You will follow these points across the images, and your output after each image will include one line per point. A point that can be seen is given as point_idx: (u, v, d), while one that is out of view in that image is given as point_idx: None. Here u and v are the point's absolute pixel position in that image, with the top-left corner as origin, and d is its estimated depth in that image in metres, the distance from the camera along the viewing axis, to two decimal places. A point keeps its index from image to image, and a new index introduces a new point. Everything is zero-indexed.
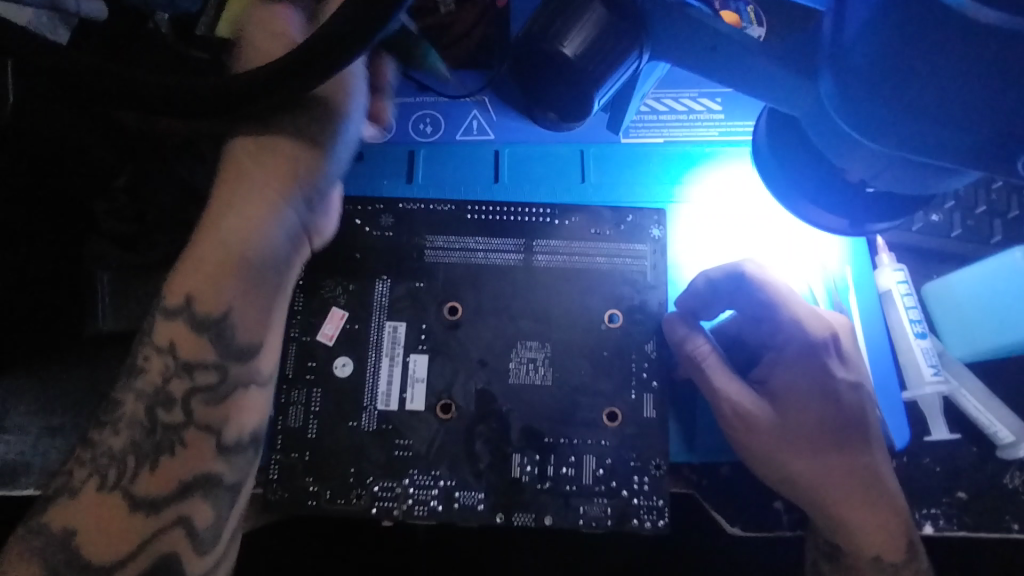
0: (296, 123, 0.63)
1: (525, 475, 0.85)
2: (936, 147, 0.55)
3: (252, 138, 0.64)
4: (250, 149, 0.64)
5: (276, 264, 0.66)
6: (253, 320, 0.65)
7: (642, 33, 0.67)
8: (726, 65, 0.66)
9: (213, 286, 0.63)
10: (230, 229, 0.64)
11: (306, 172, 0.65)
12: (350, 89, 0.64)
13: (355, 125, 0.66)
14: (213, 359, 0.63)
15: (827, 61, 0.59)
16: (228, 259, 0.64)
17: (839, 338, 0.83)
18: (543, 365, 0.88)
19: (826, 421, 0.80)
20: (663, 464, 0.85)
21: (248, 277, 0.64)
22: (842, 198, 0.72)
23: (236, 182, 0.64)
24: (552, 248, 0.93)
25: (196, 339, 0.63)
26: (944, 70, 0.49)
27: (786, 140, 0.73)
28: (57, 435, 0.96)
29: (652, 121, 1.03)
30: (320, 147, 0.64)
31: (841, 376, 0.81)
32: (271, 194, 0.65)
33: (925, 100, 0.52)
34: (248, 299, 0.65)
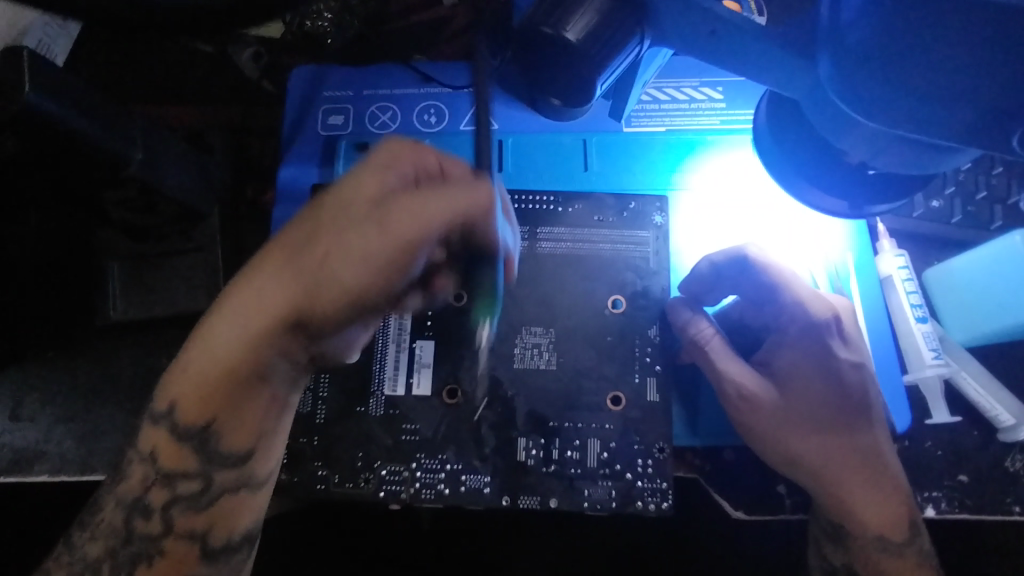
0: (297, 269, 0.65)
1: (531, 458, 0.86)
2: (934, 123, 0.56)
3: (267, 263, 0.67)
4: (263, 271, 0.67)
5: (263, 383, 0.70)
6: (238, 433, 0.70)
7: (643, 19, 0.68)
8: (725, 49, 0.67)
9: (198, 403, 0.69)
10: (220, 347, 0.68)
11: (300, 313, 0.66)
12: (359, 254, 0.63)
13: (354, 292, 0.64)
14: (194, 469, 0.70)
15: (823, 41, 0.59)
16: (214, 375, 0.69)
17: (841, 320, 0.83)
18: (547, 350, 0.89)
19: (828, 402, 0.81)
20: (666, 447, 0.86)
21: (231, 395, 0.69)
22: (842, 180, 0.72)
23: (251, 294, 0.68)
24: (556, 235, 0.94)
25: (177, 449, 0.70)
26: (943, 44, 0.50)
27: (785, 125, 0.74)
28: (70, 423, 0.98)
29: (653, 111, 1.03)
30: (313, 299, 0.65)
31: (843, 358, 0.82)
32: (263, 322, 0.67)
33: (924, 77, 0.53)
34: (232, 413, 0.70)
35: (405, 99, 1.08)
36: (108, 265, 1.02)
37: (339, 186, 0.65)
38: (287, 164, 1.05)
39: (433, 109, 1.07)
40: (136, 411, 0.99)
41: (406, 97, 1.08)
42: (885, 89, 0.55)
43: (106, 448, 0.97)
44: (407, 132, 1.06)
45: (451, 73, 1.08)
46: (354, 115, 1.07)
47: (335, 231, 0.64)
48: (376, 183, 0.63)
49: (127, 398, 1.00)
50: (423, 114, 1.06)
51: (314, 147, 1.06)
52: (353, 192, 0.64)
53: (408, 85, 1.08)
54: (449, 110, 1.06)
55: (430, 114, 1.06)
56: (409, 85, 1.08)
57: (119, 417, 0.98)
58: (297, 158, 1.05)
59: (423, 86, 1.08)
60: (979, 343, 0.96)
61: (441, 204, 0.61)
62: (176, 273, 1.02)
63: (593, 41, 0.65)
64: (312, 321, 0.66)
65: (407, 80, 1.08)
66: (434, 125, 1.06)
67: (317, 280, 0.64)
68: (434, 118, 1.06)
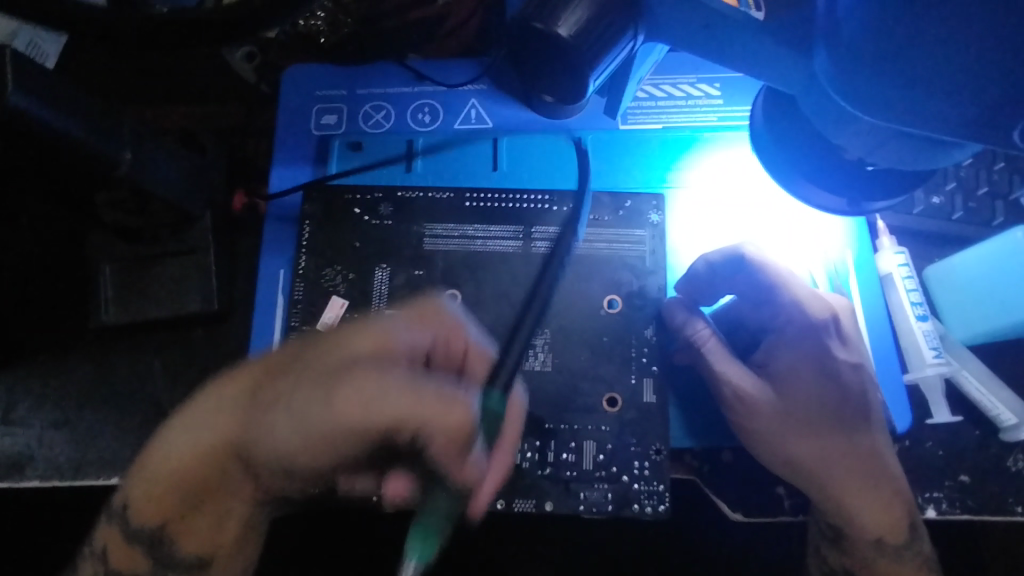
0: (259, 407, 0.70)
1: (526, 461, 0.85)
2: (934, 117, 0.55)
3: (243, 386, 0.73)
4: (237, 392, 0.74)
5: (207, 498, 0.75)
6: (188, 545, 0.76)
7: (637, 14, 0.67)
8: (720, 44, 0.66)
9: (150, 507, 0.75)
10: (173, 454, 0.75)
11: (243, 444, 0.71)
12: (304, 418, 0.66)
13: (289, 452, 0.68)
14: (143, 569, 0.77)
15: (820, 34, 0.58)
16: (164, 481, 0.75)
17: (840, 320, 0.82)
18: (542, 351, 0.88)
19: (827, 402, 0.80)
20: (663, 449, 0.85)
21: (181, 505, 0.75)
22: (840, 177, 0.71)
23: (215, 402, 0.74)
24: (550, 235, 0.93)
25: (127, 551, 0.77)
26: (943, 36, 0.49)
27: (781, 121, 0.73)
28: (61, 427, 0.97)
29: (650, 108, 1.02)
30: (255, 443, 0.70)
31: (842, 358, 0.81)
32: (211, 441, 0.73)
33: (923, 70, 0.51)
34: (182, 527, 0.75)
35: (399, 98, 1.07)
36: (100, 267, 1.00)
37: (340, 333, 0.72)
38: (279, 166, 1.04)
39: (427, 108, 1.06)
40: (128, 414, 0.98)
41: (400, 96, 1.07)
42: (884, 83, 0.54)
43: (98, 451, 0.96)
44: (401, 132, 1.05)
45: (445, 71, 1.07)
46: (348, 115, 1.06)
47: (295, 386, 0.69)
48: (401, 340, 0.72)
49: (118, 401, 0.99)
50: (417, 113, 1.05)
51: (307, 147, 1.05)
52: (338, 350, 0.70)
53: (402, 83, 1.07)
54: (443, 109, 1.05)
55: (424, 113, 1.05)
56: (403, 83, 1.07)
57: (111, 420, 0.97)
58: (290, 159, 1.04)
59: (417, 84, 1.07)
60: (981, 342, 0.95)
61: (393, 405, 0.63)
62: (167, 276, 1.01)
63: (585, 36, 0.64)
64: (253, 459, 0.71)
65: (401, 79, 1.07)
66: (428, 124, 1.05)
67: (268, 418, 0.69)
68: (428, 117, 1.05)
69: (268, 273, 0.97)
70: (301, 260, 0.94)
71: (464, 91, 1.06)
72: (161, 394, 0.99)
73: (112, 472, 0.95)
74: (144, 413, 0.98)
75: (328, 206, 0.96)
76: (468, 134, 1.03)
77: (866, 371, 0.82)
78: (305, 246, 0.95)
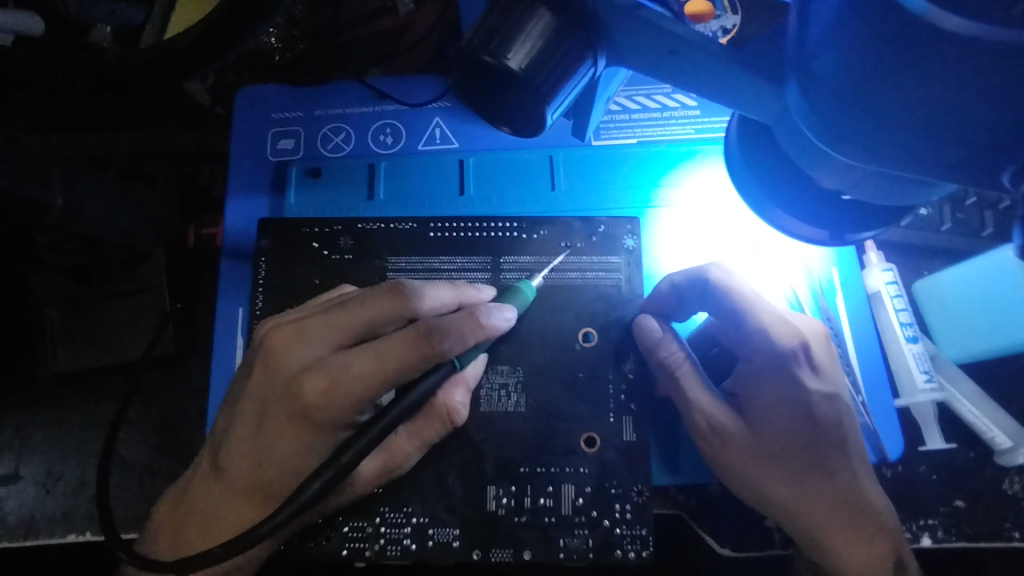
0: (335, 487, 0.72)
1: (501, 508, 0.81)
2: (912, 161, 0.50)
3: (211, 494, 0.65)
4: (206, 503, 0.65)
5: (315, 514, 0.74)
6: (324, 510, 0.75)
7: (597, 39, 0.61)
8: (688, 73, 0.61)
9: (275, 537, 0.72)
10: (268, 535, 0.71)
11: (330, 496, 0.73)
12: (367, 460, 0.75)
13: (374, 458, 0.75)
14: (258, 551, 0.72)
15: (791, 66, 0.53)
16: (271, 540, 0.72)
17: (809, 345, 0.76)
18: (515, 391, 0.84)
19: (799, 436, 0.74)
20: (646, 490, 0.81)
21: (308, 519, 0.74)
22: (820, 208, 0.66)
23: (219, 513, 0.64)
24: (519, 265, 0.88)
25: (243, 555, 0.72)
26: (924, 82, 0.44)
27: (756, 146, 0.68)
28: (13, 483, 0.97)
29: (624, 122, 0.97)
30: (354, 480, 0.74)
31: (813, 388, 0.74)
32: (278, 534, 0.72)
33: (905, 114, 0.47)
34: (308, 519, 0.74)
35: (359, 117, 1.01)
36: (44, 311, 0.95)
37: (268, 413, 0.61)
38: (234, 197, 0.98)
39: (389, 128, 1.00)
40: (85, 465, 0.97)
41: (360, 115, 1.01)
42: (864, 122, 0.49)
43: (52, 509, 0.96)
44: (362, 155, 0.99)
45: (407, 89, 1.01)
46: (306, 139, 1.00)
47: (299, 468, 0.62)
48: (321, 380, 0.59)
49: (81, 452, 0.98)
50: (378, 134, 1.00)
51: (263, 175, 0.99)
52: (279, 438, 0.61)
53: (361, 102, 1.01)
54: (407, 129, 0.99)
55: (386, 134, 1.00)
56: (363, 102, 1.01)
57: (71, 469, 0.97)
58: (245, 189, 0.98)
59: (378, 103, 1.01)
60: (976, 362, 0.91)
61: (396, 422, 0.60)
62: (117, 317, 0.95)
63: (538, 69, 0.58)
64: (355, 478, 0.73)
65: (360, 98, 1.01)
66: (390, 146, 0.99)
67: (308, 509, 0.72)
68: (391, 138, 0.99)
69: (225, 313, 0.92)
70: (258, 300, 0.89)
71: (428, 109, 1.00)
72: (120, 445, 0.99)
73: (69, 529, 0.95)
74: (102, 461, 0.97)
75: (285, 240, 0.90)
76: (433, 156, 0.98)
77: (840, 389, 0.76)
78: (261, 285, 0.89)
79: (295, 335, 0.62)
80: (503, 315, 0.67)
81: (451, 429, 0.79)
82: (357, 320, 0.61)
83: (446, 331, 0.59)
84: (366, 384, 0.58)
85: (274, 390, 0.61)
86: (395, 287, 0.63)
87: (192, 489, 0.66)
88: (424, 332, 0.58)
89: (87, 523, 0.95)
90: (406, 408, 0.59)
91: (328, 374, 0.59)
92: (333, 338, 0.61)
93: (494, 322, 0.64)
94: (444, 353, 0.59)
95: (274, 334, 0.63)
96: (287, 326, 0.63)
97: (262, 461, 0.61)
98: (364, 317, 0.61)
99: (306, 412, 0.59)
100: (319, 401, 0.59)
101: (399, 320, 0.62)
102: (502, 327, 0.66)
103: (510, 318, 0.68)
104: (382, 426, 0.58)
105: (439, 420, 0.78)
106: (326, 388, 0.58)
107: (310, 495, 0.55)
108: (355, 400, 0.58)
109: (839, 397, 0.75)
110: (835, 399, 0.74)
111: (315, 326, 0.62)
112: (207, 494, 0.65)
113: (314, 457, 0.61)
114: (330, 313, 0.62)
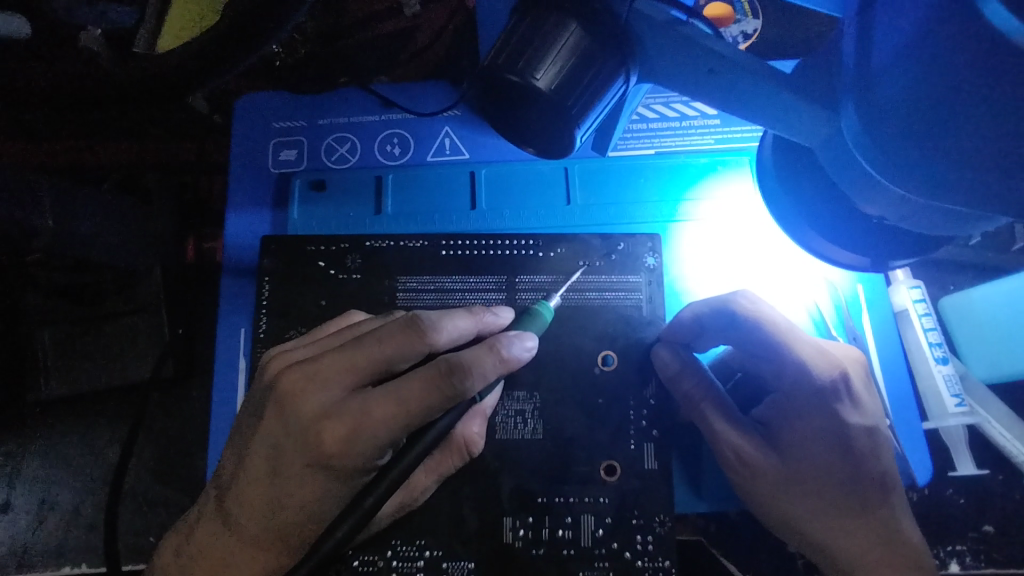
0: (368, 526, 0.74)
1: (518, 540, 0.78)
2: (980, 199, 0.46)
3: (215, 538, 0.62)
4: (210, 546, 0.62)
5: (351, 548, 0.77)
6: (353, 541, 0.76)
7: (629, 56, 0.57)
8: (729, 94, 0.57)
9: None
10: None
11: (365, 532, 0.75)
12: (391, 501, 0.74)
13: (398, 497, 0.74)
14: None
15: (849, 89, 0.49)
16: None
17: (850, 377, 0.73)
18: (532, 418, 0.80)
19: (837, 472, 0.71)
20: (668, 520, 0.78)
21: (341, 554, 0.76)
22: (866, 236, 0.62)
23: (223, 559, 0.61)
24: (535, 285, 0.84)
25: None
26: (998, 125, 0.40)
27: (795, 167, 0.64)
28: (5, 513, 1.00)
29: (642, 132, 0.93)
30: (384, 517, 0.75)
31: (853, 422, 0.72)
32: None
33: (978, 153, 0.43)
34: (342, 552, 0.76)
35: (365, 126, 0.96)
36: (35, 333, 0.92)
37: (280, 453, 0.58)
38: (235, 211, 0.94)
39: (397, 138, 0.96)
40: (85, 496, 1.00)
41: (365, 124, 0.96)
42: (925, 159, 0.45)
43: (45, 540, 0.99)
44: (369, 166, 0.95)
45: (416, 97, 0.96)
46: (309, 149, 0.96)
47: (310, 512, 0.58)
48: (342, 426, 0.56)
49: (81, 481, 1.01)
50: (385, 145, 0.95)
51: (264, 188, 0.95)
52: (295, 483, 0.58)
53: (367, 111, 0.96)
54: (415, 139, 0.95)
55: (393, 145, 0.95)
56: (369, 111, 0.97)
57: (64, 497, 1.00)
58: (245, 203, 0.94)
59: (384, 111, 0.96)
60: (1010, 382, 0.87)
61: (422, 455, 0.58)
62: (113, 339, 0.93)
63: (568, 90, 0.55)
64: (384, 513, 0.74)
65: (366, 106, 0.96)
66: (397, 157, 0.95)
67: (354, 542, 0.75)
68: (398, 149, 0.95)
69: (227, 334, 0.88)
70: (261, 322, 0.85)
71: (437, 119, 0.96)
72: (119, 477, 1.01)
73: (62, 562, 0.98)
74: (100, 493, 1.00)
75: (288, 259, 0.86)
76: (443, 168, 0.93)
77: (878, 420, 0.73)
78: (265, 306, 0.85)
79: (308, 377, 0.58)
80: (525, 345, 0.62)
81: (468, 460, 0.76)
82: (373, 358, 0.58)
83: (468, 369, 0.57)
84: (391, 429, 0.55)
85: (288, 435, 0.58)
86: (410, 321, 0.60)
87: (195, 530, 0.63)
88: (445, 371, 0.56)
89: (82, 556, 0.99)
90: (425, 449, 0.56)
91: (347, 420, 0.56)
92: (348, 377, 0.58)
93: (514, 354, 0.61)
94: (467, 392, 0.57)
95: (284, 377, 0.59)
96: (298, 368, 0.59)
97: (272, 503, 0.58)
98: (380, 354, 0.58)
99: (325, 459, 0.56)
100: (340, 450, 0.56)
101: (416, 356, 0.60)
102: (523, 359, 0.62)
103: (532, 347, 0.63)
104: (400, 470, 0.55)
105: (457, 453, 0.75)
106: (348, 435, 0.55)
107: (331, 548, 0.54)
108: (378, 445, 0.56)
109: (878, 429, 0.72)
110: (874, 432, 0.72)
111: (329, 366, 0.58)
112: (211, 537, 0.62)
113: (330, 501, 0.58)
114: (344, 351, 0.59)
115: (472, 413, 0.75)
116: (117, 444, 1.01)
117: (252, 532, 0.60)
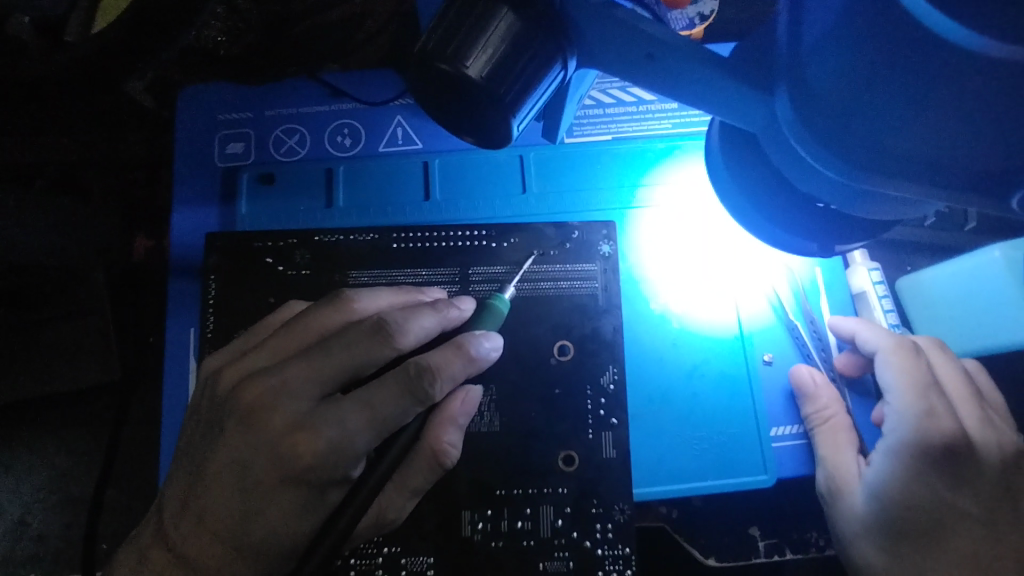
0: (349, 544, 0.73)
1: (477, 533, 0.77)
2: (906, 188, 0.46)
3: (158, 548, 0.60)
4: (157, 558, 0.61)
5: None
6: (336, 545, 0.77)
7: (567, 42, 0.56)
8: (668, 78, 0.56)
9: None
10: None
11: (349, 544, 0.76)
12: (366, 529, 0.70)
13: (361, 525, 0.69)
14: None
15: (784, 75, 0.49)
16: None
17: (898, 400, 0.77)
18: (488, 410, 0.80)
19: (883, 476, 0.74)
20: (627, 508, 0.78)
21: None
22: (810, 224, 0.62)
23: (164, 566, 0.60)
24: (489, 276, 0.83)
25: None
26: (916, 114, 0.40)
27: (740, 153, 0.64)
28: None
29: (597, 117, 0.92)
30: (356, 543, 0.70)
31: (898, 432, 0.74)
32: None
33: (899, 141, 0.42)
34: None
35: (315, 117, 0.93)
36: None
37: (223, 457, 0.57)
38: (180, 207, 0.91)
39: (347, 129, 0.93)
40: (32, 503, 0.98)
41: (315, 115, 0.93)
42: (867, 139, 0.45)
43: None
44: (319, 158, 0.92)
45: (367, 86, 0.94)
46: (256, 141, 0.93)
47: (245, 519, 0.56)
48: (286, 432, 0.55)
49: (27, 488, 0.98)
50: (336, 135, 0.93)
51: (210, 183, 0.92)
52: (238, 482, 0.57)
53: (316, 101, 0.94)
54: (366, 130, 0.93)
55: (344, 135, 0.93)
56: (319, 101, 0.94)
57: (10, 507, 0.98)
58: (190, 200, 0.91)
59: (333, 101, 0.94)
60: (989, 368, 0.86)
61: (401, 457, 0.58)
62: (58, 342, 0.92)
63: (500, 76, 0.53)
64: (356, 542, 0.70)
65: (314, 96, 0.94)
66: (348, 147, 0.93)
67: None
68: (349, 140, 0.93)
69: (174, 334, 0.86)
70: (208, 322, 0.83)
71: (388, 108, 0.94)
72: (68, 482, 0.98)
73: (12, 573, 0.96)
74: (49, 499, 0.98)
75: (235, 256, 0.84)
76: (396, 158, 0.91)
77: (941, 427, 0.72)
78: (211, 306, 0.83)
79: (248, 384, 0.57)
80: (491, 344, 0.65)
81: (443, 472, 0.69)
82: (341, 366, 0.58)
83: (436, 372, 0.59)
84: (348, 443, 0.55)
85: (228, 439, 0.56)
86: (379, 326, 0.60)
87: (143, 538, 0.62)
88: (416, 374, 0.58)
89: (33, 565, 0.97)
90: (400, 454, 0.58)
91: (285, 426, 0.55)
92: (320, 386, 0.58)
93: (481, 354, 0.63)
94: (436, 396, 0.59)
95: None
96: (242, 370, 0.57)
97: (211, 510, 0.57)
98: (348, 360, 0.58)
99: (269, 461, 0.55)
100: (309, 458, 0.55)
101: (382, 361, 0.59)
102: (491, 358, 0.64)
103: (499, 346, 0.66)
104: (377, 478, 0.56)
105: (428, 465, 0.69)
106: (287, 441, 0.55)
107: None
108: (320, 449, 0.55)
109: (913, 439, 0.72)
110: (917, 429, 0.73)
111: (298, 375, 0.57)
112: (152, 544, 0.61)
113: (270, 505, 0.56)
114: (309, 358, 0.58)
115: (448, 422, 0.69)
116: (66, 447, 0.99)
117: (189, 540, 0.58)
